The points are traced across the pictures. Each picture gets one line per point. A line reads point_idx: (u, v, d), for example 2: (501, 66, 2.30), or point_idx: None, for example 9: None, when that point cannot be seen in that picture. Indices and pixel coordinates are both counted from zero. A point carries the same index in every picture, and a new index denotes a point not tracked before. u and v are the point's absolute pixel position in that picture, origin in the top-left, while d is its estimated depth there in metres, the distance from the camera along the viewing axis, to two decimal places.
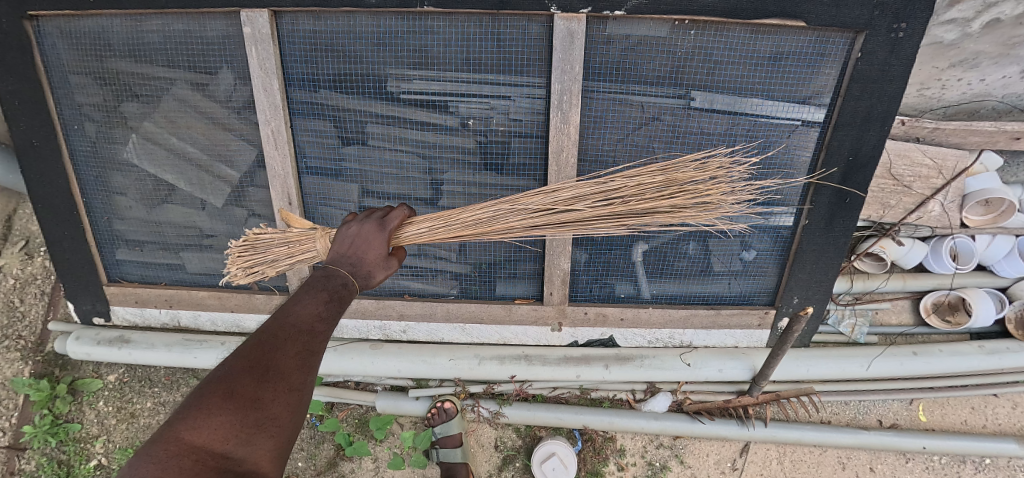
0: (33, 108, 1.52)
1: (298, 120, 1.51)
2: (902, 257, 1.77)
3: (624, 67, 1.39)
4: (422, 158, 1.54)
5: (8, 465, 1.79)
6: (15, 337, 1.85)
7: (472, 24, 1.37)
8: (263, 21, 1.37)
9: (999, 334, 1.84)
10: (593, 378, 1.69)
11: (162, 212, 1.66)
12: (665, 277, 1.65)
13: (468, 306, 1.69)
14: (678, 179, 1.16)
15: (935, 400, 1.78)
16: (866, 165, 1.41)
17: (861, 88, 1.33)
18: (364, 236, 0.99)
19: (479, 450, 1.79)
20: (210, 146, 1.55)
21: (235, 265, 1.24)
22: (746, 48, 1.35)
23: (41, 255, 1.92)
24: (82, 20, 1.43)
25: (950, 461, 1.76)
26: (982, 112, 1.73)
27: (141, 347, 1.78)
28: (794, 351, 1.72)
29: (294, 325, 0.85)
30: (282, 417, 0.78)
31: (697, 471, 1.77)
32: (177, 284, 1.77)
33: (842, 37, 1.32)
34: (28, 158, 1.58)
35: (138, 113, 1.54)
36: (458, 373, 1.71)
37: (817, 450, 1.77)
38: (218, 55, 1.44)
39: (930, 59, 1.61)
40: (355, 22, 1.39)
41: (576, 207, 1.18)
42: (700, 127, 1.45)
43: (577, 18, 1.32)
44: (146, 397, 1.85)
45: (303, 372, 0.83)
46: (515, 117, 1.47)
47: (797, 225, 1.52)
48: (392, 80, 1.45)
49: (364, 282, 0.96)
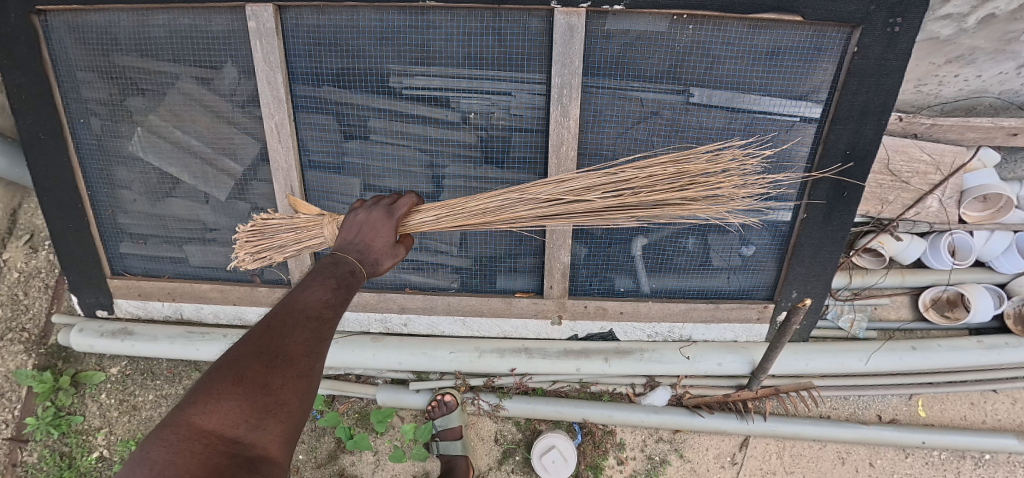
0: (40, 102, 1.54)
1: (301, 113, 1.52)
2: (900, 252, 1.78)
3: (624, 61, 1.41)
4: (423, 152, 1.55)
5: (10, 456, 1.81)
6: (19, 330, 1.86)
7: (473, 18, 1.39)
8: (268, 16, 1.39)
9: (998, 330, 1.84)
10: (594, 371, 1.71)
11: (165, 206, 1.68)
12: (665, 271, 1.66)
13: (469, 299, 1.70)
14: (688, 171, 1.17)
15: (935, 396, 1.78)
16: (864, 158, 1.43)
17: (858, 82, 1.35)
18: (372, 222, 1.00)
19: (480, 444, 1.80)
20: (215, 140, 1.57)
21: (242, 251, 1.26)
22: (744, 42, 1.37)
23: (45, 249, 1.92)
24: (90, 15, 1.46)
25: (950, 456, 1.76)
26: (979, 109, 1.74)
27: (144, 339, 1.79)
28: (793, 346, 1.72)
29: (302, 311, 0.86)
30: (291, 403, 0.80)
31: (697, 466, 1.78)
32: (179, 277, 1.78)
33: (839, 32, 1.33)
34: (34, 152, 1.59)
35: (143, 107, 1.56)
36: (459, 366, 1.72)
37: (817, 445, 1.77)
38: (222, 50, 1.46)
39: (927, 54, 1.63)
40: (357, 16, 1.41)
41: (586, 198, 1.19)
42: (699, 122, 1.46)
43: (577, 12, 1.34)
44: (148, 390, 1.86)
45: (310, 358, 0.84)
46: (515, 112, 1.48)
47: (796, 220, 1.53)
48: (393, 75, 1.47)
49: (372, 269, 0.97)
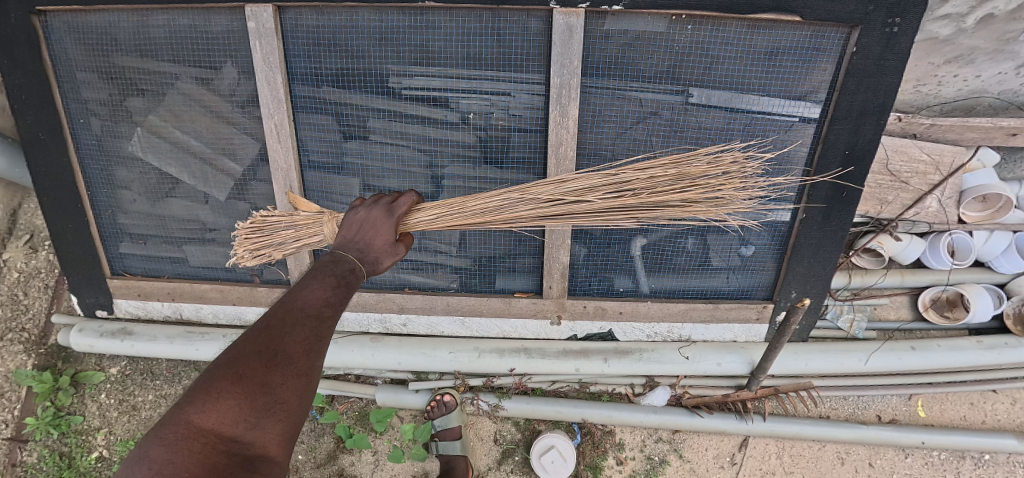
0: (40, 102, 1.54)
1: (300, 113, 1.53)
2: (900, 252, 1.78)
3: (623, 62, 1.41)
4: (422, 153, 1.55)
5: (10, 457, 1.81)
6: (19, 330, 1.86)
7: (472, 20, 1.39)
8: (268, 16, 1.40)
9: (998, 330, 1.84)
10: (593, 371, 1.71)
11: (165, 206, 1.68)
12: (665, 271, 1.66)
13: (468, 299, 1.70)
14: (689, 174, 1.17)
15: (935, 396, 1.78)
16: (863, 158, 1.43)
17: (856, 82, 1.35)
18: (372, 221, 1.00)
19: (479, 444, 1.80)
20: (214, 140, 1.57)
21: (241, 247, 1.26)
22: (743, 42, 1.37)
23: (45, 249, 1.92)
24: (89, 16, 1.46)
25: (949, 457, 1.76)
26: (978, 109, 1.74)
27: (143, 339, 1.79)
28: (792, 345, 1.73)
29: (302, 309, 0.86)
30: (290, 402, 0.79)
31: (696, 466, 1.78)
32: (179, 277, 1.78)
33: (837, 32, 1.34)
34: (34, 151, 1.60)
35: (143, 107, 1.56)
36: (458, 366, 1.72)
37: (816, 445, 1.77)
38: (222, 50, 1.47)
39: (926, 54, 1.63)
40: (357, 17, 1.41)
41: (586, 198, 1.19)
42: (699, 122, 1.46)
43: (576, 14, 1.34)
44: (148, 390, 1.86)
45: (310, 357, 0.84)
46: (514, 113, 1.48)
47: (795, 220, 1.53)
48: (392, 76, 1.47)
49: (372, 267, 0.97)
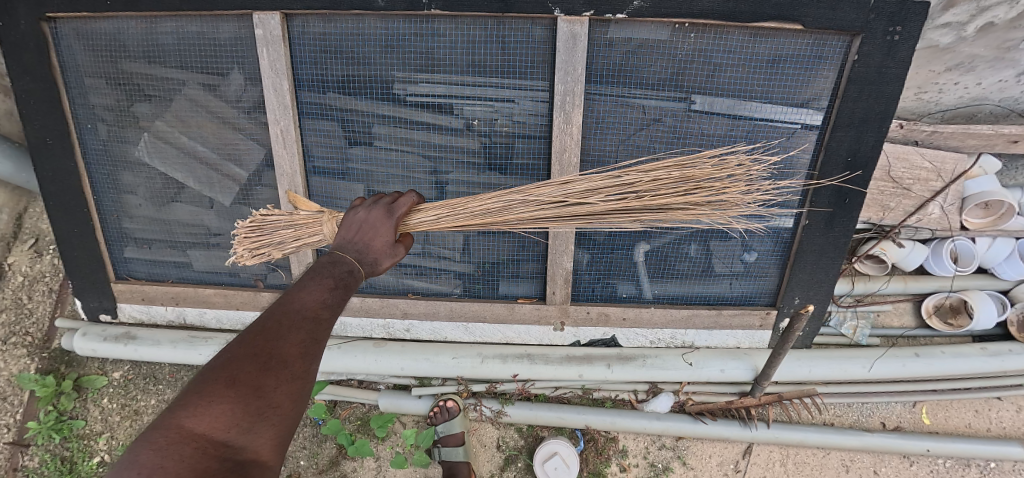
0: (47, 107, 1.55)
1: (307, 120, 1.54)
2: (903, 259, 1.78)
3: (625, 70, 1.42)
4: (426, 158, 1.56)
5: (11, 461, 1.80)
6: (22, 334, 1.86)
7: (477, 27, 1.41)
8: (275, 24, 1.41)
9: (1002, 337, 1.83)
10: (595, 377, 1.70)
11: (170, 211, 1.69)
12: (668, 277, 1.66)
13: (471, 304, 1.70)
14: (694, 176, 1.17)
15: (938, 403, 1.78)
16: (866, 165, 1.43)
17: (858, 89, 1.36)
18: (372, 221, 1.00)
19: (482, 450, 1.79)
20: (221, 146, 1.58)
21: (241, 246, 1.26)
22: (745, 50, 1.38)
23: (50, 253, 1.93)
24: (98, 22, 1.48)
25: (955, 465, 1.75)
26: (980, 116, 1.76)
27: (147, 343, 1.80)
28: (795, 352, 1.72)
29: (298, 311, 0.86)
30: (284, 406, 0.80)
31: (699, 473, 1.77)
32: (183, 282, 1.79)
33: (840, 40, 1.35)
34: (41, 156, 1.61)
35: (150, 113, 1.57)
36: (461, 371, 1.73)
37: (820, 452, 1.76)
38: (230, 56, 1.48)
39: (927, 62, 1.64)
40: (363, 24, 1.43)
41: (587, 201, 1.19)
42: (701, 129, 1.47)
43: (580, 22, 1.35)
44: (151, 395, 1.86)
45: (305, 360, 0.83)
46: (517, 119, 1.49)
47: (798, 226, 1.54)
48: (397, 83, 1.48)
49: (370, 268, 0.97)
